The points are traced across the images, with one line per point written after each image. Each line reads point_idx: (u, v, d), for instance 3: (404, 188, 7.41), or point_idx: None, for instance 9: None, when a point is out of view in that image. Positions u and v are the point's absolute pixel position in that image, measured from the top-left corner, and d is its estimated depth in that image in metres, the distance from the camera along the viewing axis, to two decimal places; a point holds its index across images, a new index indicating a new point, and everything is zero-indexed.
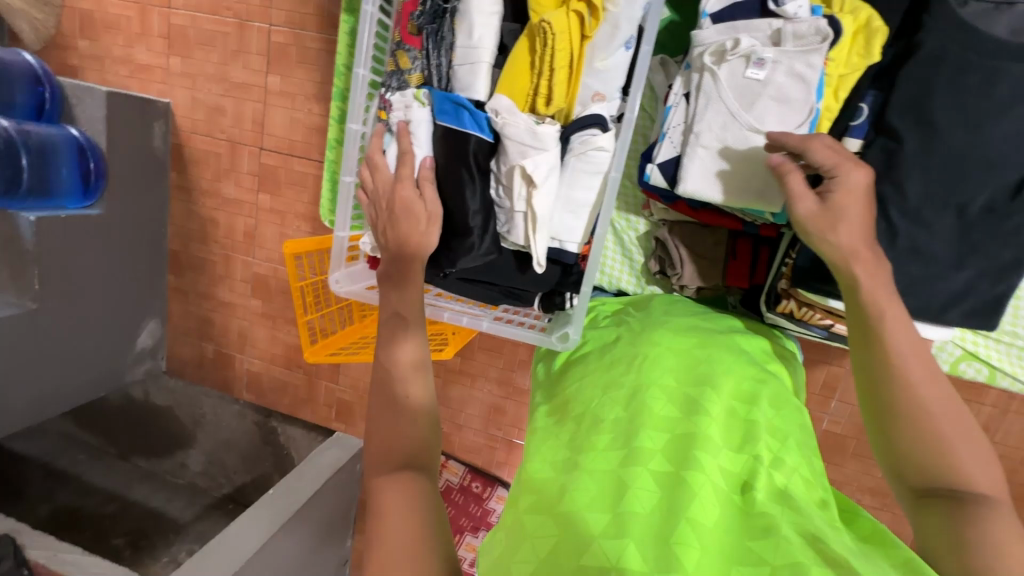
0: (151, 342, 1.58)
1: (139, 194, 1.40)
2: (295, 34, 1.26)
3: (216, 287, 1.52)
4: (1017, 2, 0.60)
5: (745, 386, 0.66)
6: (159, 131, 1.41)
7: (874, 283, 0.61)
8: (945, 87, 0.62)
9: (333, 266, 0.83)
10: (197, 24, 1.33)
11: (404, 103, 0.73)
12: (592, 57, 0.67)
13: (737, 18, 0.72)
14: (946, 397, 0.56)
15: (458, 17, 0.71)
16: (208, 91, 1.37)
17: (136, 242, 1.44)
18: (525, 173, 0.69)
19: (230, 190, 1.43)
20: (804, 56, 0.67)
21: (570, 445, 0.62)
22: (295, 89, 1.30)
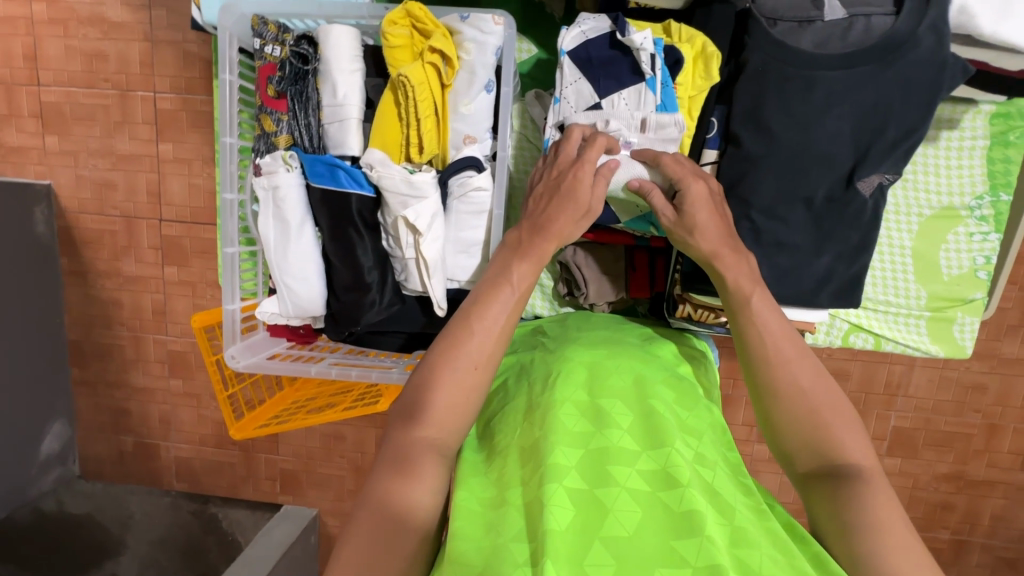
0: (58, 446, 1.42)
1: (25, 286, 1.28)
2: (184, 100, 1.23)
3: (128, 373, 1.40)
4: (815, 19, 0.68)
5: (656, 386, 0.66)
6: (42, 216, 1.30)
7: (744, 276, 0.66)
8: (772, 98, 0.69)
9: (228, 340, 0.79)
10: (73, 99, 1.26)
11: (277, 165, 0.72)
12: (456, 102, 0.69)
13: (591, 54, 0.75)
14: (815, 371, 0.61)
15: (320, 77, 0.71)
16: (93, 167, 1.29)
17: (29, 338, 1.30)
18: (407, 223, 0.70)
19: (131, 267, 1.33)
20: (663, 143, 0.74)
21: (494, 476, 0.58)
22: (190, 155, 1.26)
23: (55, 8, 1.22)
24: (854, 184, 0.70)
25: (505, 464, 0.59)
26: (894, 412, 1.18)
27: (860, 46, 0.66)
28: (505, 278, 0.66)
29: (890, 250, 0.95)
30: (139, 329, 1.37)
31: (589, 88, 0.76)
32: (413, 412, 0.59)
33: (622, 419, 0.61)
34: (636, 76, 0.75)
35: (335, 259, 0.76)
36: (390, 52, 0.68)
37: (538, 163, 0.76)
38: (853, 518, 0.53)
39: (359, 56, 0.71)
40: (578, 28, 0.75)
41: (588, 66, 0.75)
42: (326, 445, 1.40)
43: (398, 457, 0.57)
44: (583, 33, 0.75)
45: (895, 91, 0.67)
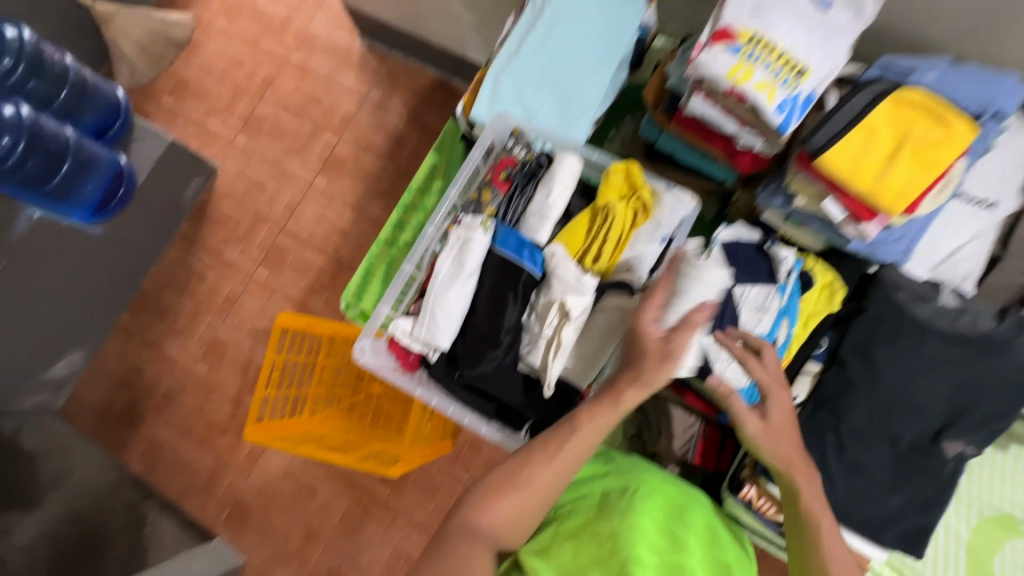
0: (65, 372, 1.72)
1: (152, 226, 1.77)
2: (358, 154, 1.90)
3: (167, 342, 1.82)
4: (931, 299, 0.83)
5: (724, 541, 0.71)
6: (193, 186, 1.86)
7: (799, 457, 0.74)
8: (882, 342, 0.82)
9: (364, 332, 0.92)
10: (276, 119, 1.97)
11: (475, 226, 0.90)
12: (635, 240, 0.88)
13: (739, 250, 0.92)
14: None
15: (543, 180, 0.93)
16: (255, 171, 1.94)
17: (127, 266, 1.76)
18: (562, 307, 0.83)
19: (231, 255, 1.87)
20: (761, 315, 0.89)
21: (571, 548, 0.65)
22: (335, 194, 1.90)
23: (303, 63, 2.00)
24: (940, 441, 0.79)
25: (581, 541, 0.66)
26: None
27: (966, 333, 0.80)
28: (603, 405, 0.70)
29: (945, 537, 0.97)
30: (204, 307, 1.84)
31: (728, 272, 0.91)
32: (480, 504, 0.66)
33: (694, 547, 0.67)
34: (769, 279, 0.91)
35: (482, 313, 0.89)
36: (603, 187, 0.88)
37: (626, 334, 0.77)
38: None
39: (576, 179, 0.92)
40: (733, 229, 0.95)
41: (734, 258, 0.92)
42: (293, 491, 1.62)
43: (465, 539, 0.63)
44: (736, 234, 0.95)
45: (991, 378, 0.78)
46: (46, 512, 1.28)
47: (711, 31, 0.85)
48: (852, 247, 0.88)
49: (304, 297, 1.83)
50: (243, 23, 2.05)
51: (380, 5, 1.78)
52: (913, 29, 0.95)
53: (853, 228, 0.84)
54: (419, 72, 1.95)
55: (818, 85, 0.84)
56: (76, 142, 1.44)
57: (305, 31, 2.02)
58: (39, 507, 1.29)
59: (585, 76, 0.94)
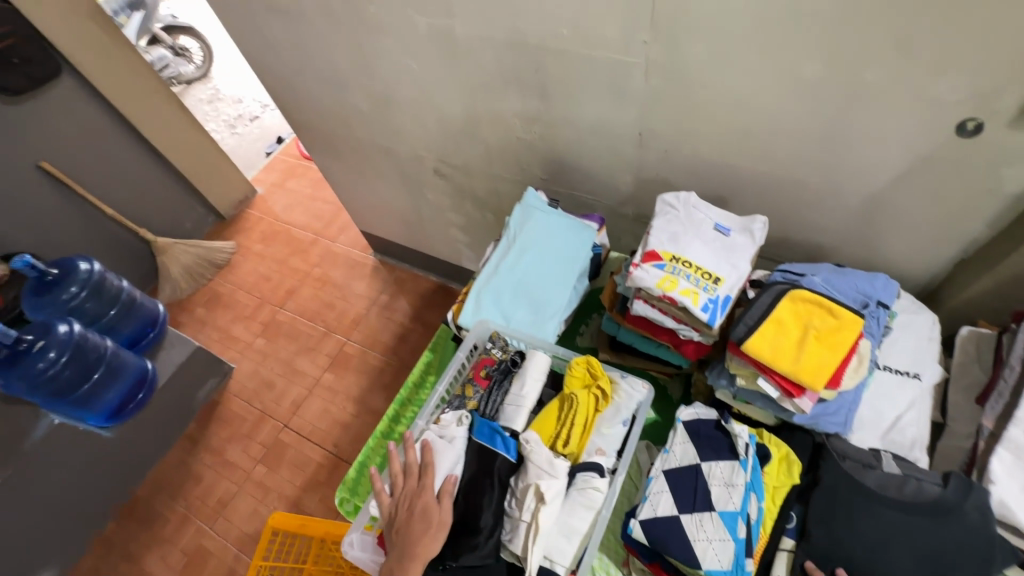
0: None
1: (164, 425, 2.05)
2: (365, 350, 2.23)
3: (147, 555, 1.92)
4: (875, 467, 0.92)
5: None
6: (208, 385, 2.18)
7: None
8: (841, 511, 0.88)
9: (353, 527, 0.99)
10: (294, 323, 2.36)
11: (453, 421, 1.03)
12: (600, 423, 0.98)
13: (700, 428, 1.04)
14: None
15: (517, 374, 1.08)
16: (269, 369, 2.26)
17: (128, 470, 1.99)
18: (538, 491, 0.90)
19: (233, 452, 2.09)
20: (731, 491, 0.95)
21: None
22: (341, 388, 2.16)
23: (323, 275, 2.49)
24: None
25: None
26: None
27: (913, 500, 0.86)
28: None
29: None
30: (193, 512, 1.98)
31: (693, 449, 1.02)
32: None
33: None
34: (732, 454, 0.99)
35: (464, 503, 0.95)
36: (568, 377, 1.02)
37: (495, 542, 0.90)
38: None
39: (544, 372, 1.07)
40: (693, 409, 1.08)
41: (696, 435, 1.04)
42: None
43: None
44: (696, 412, 1.07)
45: (950, 545, 0.82)
46: None
47: (641, 253, 1.09)
48: (797, 420, 0.99)
49: (297, 494, 1.96)
50: (276, 248, 2.62)
51: (390, 232, 2.26)
52: (806, 238, 1.23)
53: (792, 402, 0.96)
54: (422, 279, 2.38)
55: (732, 290, 1.04)
56: (114, 352, 1.92)
57: (327, 250, 2.56)
58: None
59: (550, 288, 1.17)
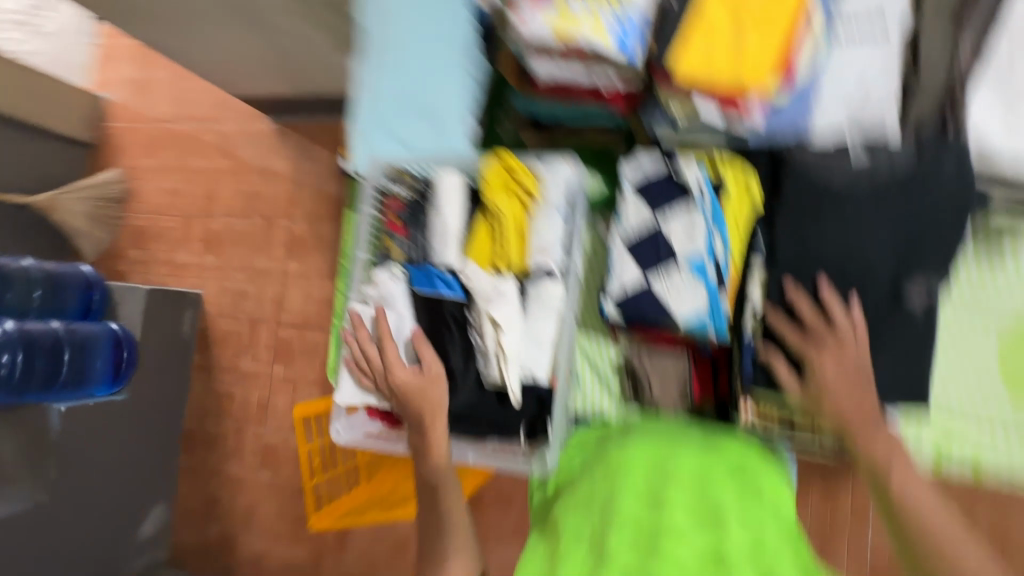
0: (153, 530, 1.85)
1: (164, 373, 1.83)
2: (313, 225, 1.93)
3: (226, 462, 1.98)
4: (841, 158, 0.80)
5: (716, 478, 0.73)
6: (188, 318, 1.90)
7: (842, 396, 0.78)
8: (811, 224, 0.80)
9: (334, 416, 0.93)
10: (230, 227, 2.04)
11: (386, 278, 0.91)
12: (535, 225, 0.86)
13: (648, 184, 0.91)
14: (950, 528, 0.68)
15: (432, 206, 0.91)
16: (234, 281, 2.02)
17: (156, 421, 1.83)
18: (492, 320, 0.84)
19: (247, 364, 1.98)
20: (689, 239, 0.88)
21: (560, 546, 0.67)
22: (309, 270, 1.93)
23: (231, 162, 2.03)
24: (902, 295, 0.78)
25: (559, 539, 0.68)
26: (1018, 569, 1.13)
27: (882, 180, 0.78)
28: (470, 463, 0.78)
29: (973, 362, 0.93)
30: (245, 423, 1.98)
31: (647, 209, 0.91)
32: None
33: (674, 497, 0.67)
34: (688, 199, 0.89)
35: (431, 354, 0.90)
36: (486, 188, 0.89)
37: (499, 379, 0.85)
38: None
39: (462, 191, 0.90)
40: (637, 165, 0.93)
41: (647, 193, 0.91)
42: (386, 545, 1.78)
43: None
44: (642, 169, 0.92)
45: (925, 215, 0.77)
46: None
47: None
48: (750, 138, 0.84)
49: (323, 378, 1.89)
50: (163, 153, 2.10)
51: None
52: None
53: (742, 123, 0.81)
54: None
55: (642, 7, 0.78)
56: (66, 329, 1.55)
57: (217, 133, 2.04)
58: None
59: (442, 80, 0.87)
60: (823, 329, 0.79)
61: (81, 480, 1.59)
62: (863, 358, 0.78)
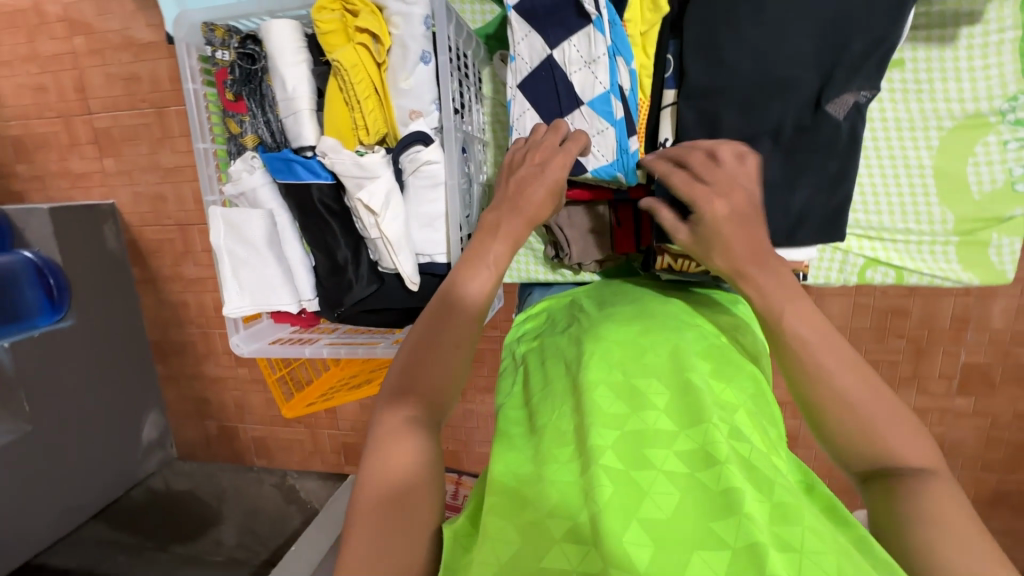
0: (156, 433, 1.80)
1: (104, 291, 1.62)
2: None
3: (203, 364, 1.76)
4: None
5: (693, 358, 0.62)
6: (111, 232, 1.64)
7: (731, 234, 0.62)
8: (724, 22, 0.64)
9: (232, 330, 0.85)
10: (119, 121, 1.60)
11: (243, 171, 0.77)
12: (395, 79, 0.70)
13: (535, 4, 0.72)
14: (863, 379, 0.53)
15: (270, 73, 0.73)
16: (146, 181, 1.62)
17: (118, 342, 1.66)
18: (365, 206, 0.71)
19: (190, 270, 1.67)
20: (592, 68, 0.72)
21: (531, 451, 0.57)
22: None
23: (92, 42, 1.54)
24: (822, 108, 0.64)
25: (541, 440, 0.57)
26: (949, 347, 1.21)
27: None
28: (484, 261, 0.68)
29: (905, 168, 0.88)
30: (209, 325, 1.71)
31: (539, 39, 0.74)
32: (396, 392, 0.59)
33: (658, 397, 0.58)
34: (583, 19, 0.71)
35: (316, 250, 0.80)
36: (324, 38, 0.68)
37: (515, 146, 0.74)
38: (909, 515, 0.46)
39: (301, 47, 0.72)
40: None
41: (535, 17, 0.73)
42: None
43: (380, 439, 0.56)
44: None
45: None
46: (233, 520, 1.79)
47: None
48: None
49: None
50: (10, 41, 1.59)
51: None
52: None
53: None
54: None
55: None
56: None
57: (63, 6, 1.53)
58: (225, 519, 1.79)
59: None
60: (708, 164, 0.64)
61: (54, 401, 1.48)
62: (756, 195, 0.64)
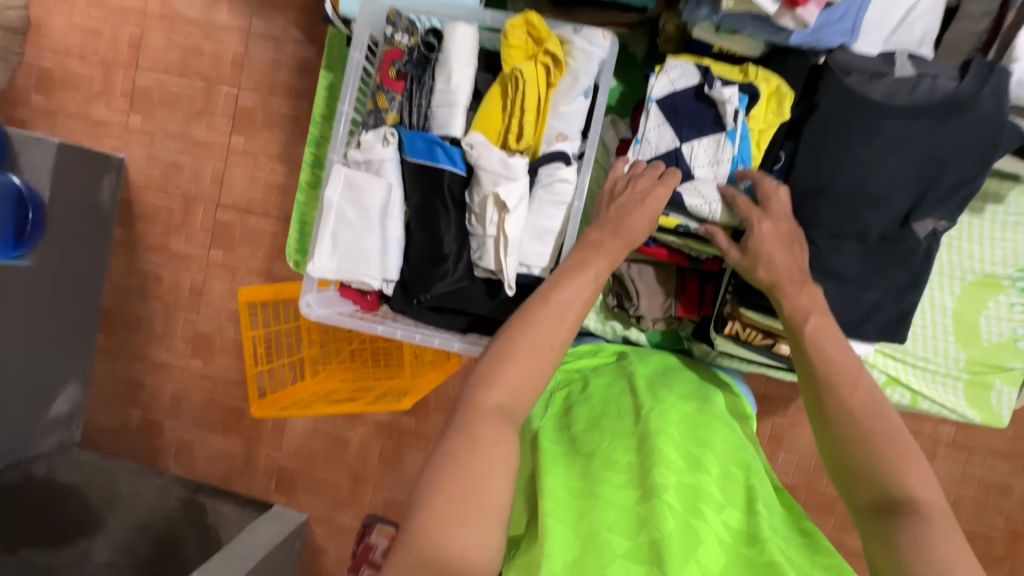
0: (66, 409, 1.63)
1: (78, 243, 1.54)
2: (263, 99, 1.56)
3: (151, 347, 1.69)
4: (884, 75, 0.76)
5: (750, 453, 0.63)
6: (108, 184, 1.59)
7: (801, 307, 0.72)
8: (837, 141, 0.76)
9: (307, 288, 0.86)
10: (162, 84, 1.61)
11: (377, 142, 0.80)
12: (557, 102, 0.77)
13: (677, 103, 0.83)
14: (884, 416, 0.61)
15: (440, 65, 0.80)
16: (166, 148, 1.62)
17: (70, 297, 1.56)
18: (497, 200, 0.75)
19: (179, 245, 1.65)
20: (715, 165, 0.83)
21: (579, 470, 0.59)
22: (258, 151, 1.58)
23: (166, 8, 1.58)
24: (909, 224, 0.76)
25: (590, 463, 0.60)
26: None
27: (926, 101, 0.74)
28: (582, 273, 0.70)
29: (932, 307, 1.00)
30: (174, 305, 1.67)
31: (668, 126, 0.85)
32: (487, 375, 0.60)
33: (713, 467, 0.59)
34: (717, 127, 0.83)
35: (419, 232, 0.82)
36: (506, 51, 0.76)
37: (614, 173, 0.82)
38: (907, 553, 0.51)
39: (475, 53, 0.79)
40: (668, 77, 0.84)
41: (674, 113, 0.84)
42: (329, 448, 1.64)
43: (473, 421, 0.56)
44: (671, 83, 0.84)
45: (954, 143, 0.73)
46: (114, 532, 1.45)
47: None
48: (794, 40, 0.79)
49: (269, 267, 1.61)
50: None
51: None
52: None
53: (792, 18, 0.74)
54: None
55: None
56: None
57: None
58: (105, 529, 1.46)
59: None
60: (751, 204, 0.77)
61: None
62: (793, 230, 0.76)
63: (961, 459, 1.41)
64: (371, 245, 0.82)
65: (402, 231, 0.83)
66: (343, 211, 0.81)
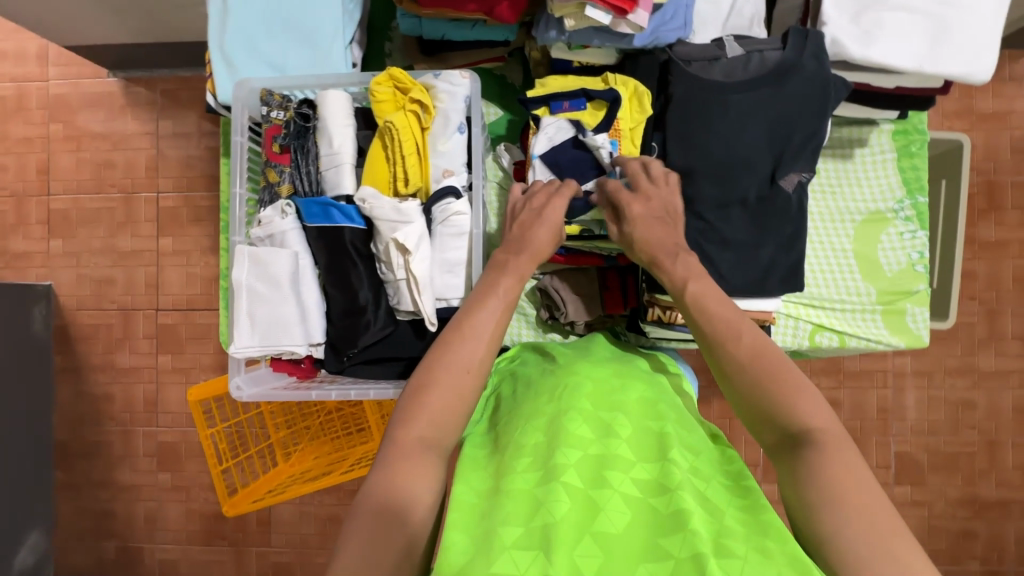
0: (33, 559, 1.53)
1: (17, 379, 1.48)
2: (185, 197, 1.56)
3: (115, 470, 1.61)
4: (719, 58, 0.85)
5: (663, 407, 0.64)
6: (40, 314, 1.54)
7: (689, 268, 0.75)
8: (697, 122, 0.83)
9: (234, 370, 0.85)
10: (80, 204, 1.59)
11: (275, 215, 0.82)
12: (435, 142, 0.82)
13: (559, 157, 0.88)
14: (774, 357, 0.64)
15: (319, 131, 0.84)
16: (95, 265, 1.59)
17: (17, 438, 1.49)
18: (398, 245, 0.78)
19: (125, 359, 1.60)
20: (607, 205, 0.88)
21: (493, 469, 0.58)
22: (189, 247, 1.57)
23: (70, 129, 1.59)
24: (777, 181, 0.83)
25: (503, 457, 0.59)
26: None
27: (760, 72, 0.82)
28: (494, 294, 0.72)
29: (835, 252, 1.08)
30: (131, 420, 1.60)
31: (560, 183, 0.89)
32: (409, 414, 0.61)
33: (624, 429, 0.59)
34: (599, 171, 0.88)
35: (334, 289, 0.84)
36: (377, 106, 0.80)
37: (514, 196, 0.86)
38: (810, 481, 0.55)
39: (351, 114, 0.83)
40: (545, 134, 0.88)
41: (558, 166, 0.88)
42: (320, 529, 1.58)
43: (398, 459, 0.57)
44: (549, 138, 0.88)
45: (794, 104, 0.81)
46: None
47: None
48: (638, 43, 0.86)
49: (221, 359, 1.57)
50: None
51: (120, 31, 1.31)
52: None
53: (627, 25, 0.82)
54: (202, 77, 1.55)
55: None
56: None
57: (49, 97, 1.59)
58: None
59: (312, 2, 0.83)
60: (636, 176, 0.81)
61: None
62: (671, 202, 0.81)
63: (921, 384, 1.48)
64: (289, 314, 0.83)
65: (318, 292, 0.84)
66: (254, 286, 0.82)
